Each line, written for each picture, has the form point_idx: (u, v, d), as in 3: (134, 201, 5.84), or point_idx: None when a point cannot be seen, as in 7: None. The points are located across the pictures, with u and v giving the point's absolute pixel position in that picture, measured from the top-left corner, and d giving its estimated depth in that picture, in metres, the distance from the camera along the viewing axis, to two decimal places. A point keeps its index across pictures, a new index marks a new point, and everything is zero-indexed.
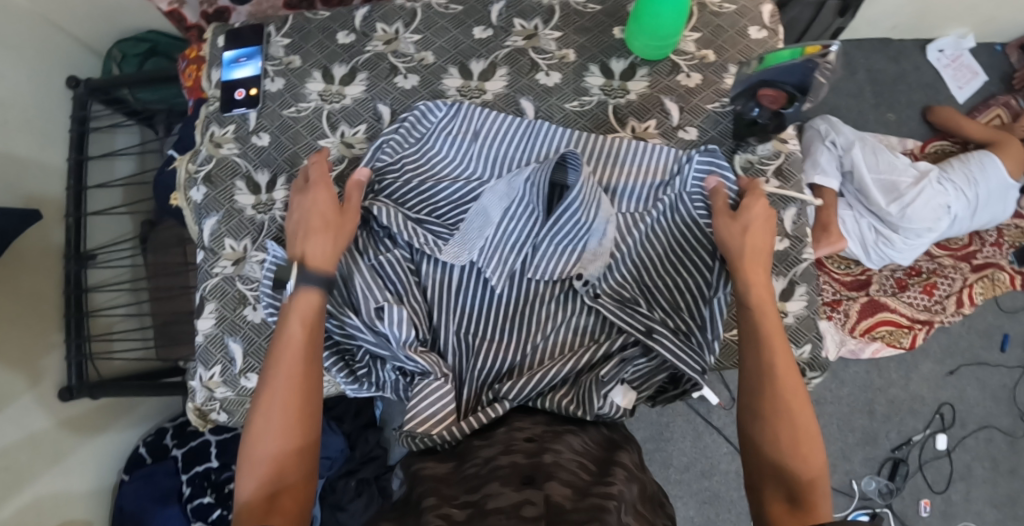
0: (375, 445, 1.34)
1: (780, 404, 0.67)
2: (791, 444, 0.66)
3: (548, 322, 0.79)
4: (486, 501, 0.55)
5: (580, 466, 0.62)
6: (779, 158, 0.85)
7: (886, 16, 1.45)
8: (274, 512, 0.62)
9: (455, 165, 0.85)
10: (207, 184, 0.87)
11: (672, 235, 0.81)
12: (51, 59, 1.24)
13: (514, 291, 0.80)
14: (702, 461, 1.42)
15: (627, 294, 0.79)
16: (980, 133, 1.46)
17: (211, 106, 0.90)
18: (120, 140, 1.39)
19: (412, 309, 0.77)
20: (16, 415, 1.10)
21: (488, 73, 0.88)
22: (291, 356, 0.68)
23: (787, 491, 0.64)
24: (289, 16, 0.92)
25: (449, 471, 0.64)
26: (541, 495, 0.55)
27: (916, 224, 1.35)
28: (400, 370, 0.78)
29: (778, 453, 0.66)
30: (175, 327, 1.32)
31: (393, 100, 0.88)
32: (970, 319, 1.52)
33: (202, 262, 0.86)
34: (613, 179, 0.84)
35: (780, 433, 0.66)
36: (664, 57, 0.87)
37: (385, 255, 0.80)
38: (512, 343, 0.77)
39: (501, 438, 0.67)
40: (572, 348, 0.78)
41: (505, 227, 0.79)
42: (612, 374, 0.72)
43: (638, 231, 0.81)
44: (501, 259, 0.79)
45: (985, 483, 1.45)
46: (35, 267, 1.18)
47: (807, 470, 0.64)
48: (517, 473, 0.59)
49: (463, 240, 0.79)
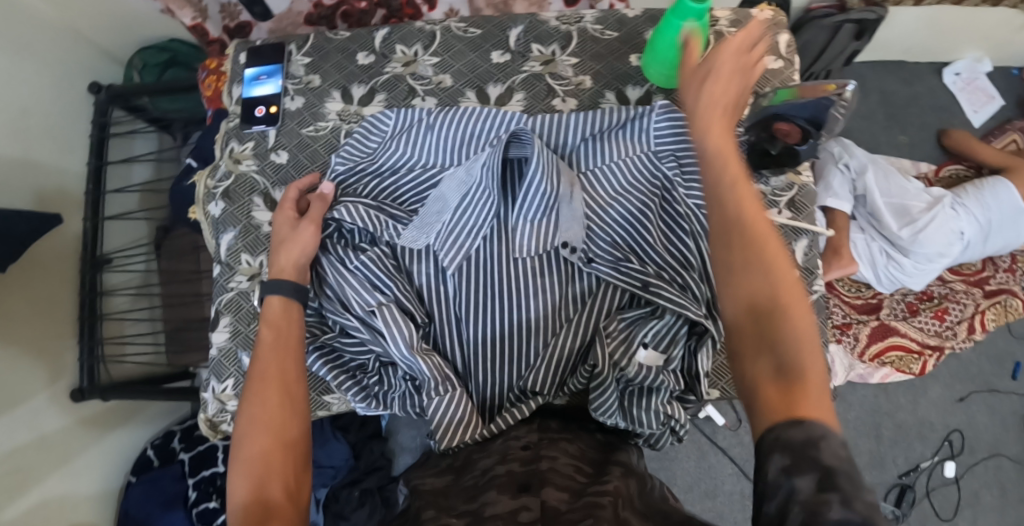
0: (379, 456, 1.35)
1: (756, 258, 0.57)
2: (770, 302, 0.55)
3: (546, 295, 0.79)
4: (483, 509, 0.58)
5: (576, 470, 0.65)
6: (792, 190, 0.85)
7: (901, 39, 1.45)
8: (271, 513, 0.58)
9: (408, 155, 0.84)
10: (226, 199, 0.89)
11: (645, 203, 0.79)
12: (73, 65, 1.26)
13: (493, 272, 0.80)
14: (706, 481, 1.41)
15: (618, 252, 0.78)
16: (995, 158, 1.44)
17: (232, 122, 0.92)
18: (137, 146, 1.41)
19: (402, 297, 0.78)
20: (29, 415, 1.12)
21: (505, 97, 0.89)
22: (272, 361, 0.70)
23: (776, 364, 0.53)
24: (309, 36, 0.93)
25: (444, 484, 0.68)
26: (537, 501, 0.57)
27: (928, 249, 1.33)
28: (409, 380, 0.79)
29: (758, 320, 0.55)
30: (186, 332, 1.36)
31: None
32: (982, 346, 1.51)
33: (218, 276, 0.88)
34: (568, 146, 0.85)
35: (761, 286, 0.56)
36: (674, 88, 0.87)
37: (367, 255, 0.80)
38: (517, 324, 0.79)
39: (498, 448, 0.72)
40: (574, 318, 0.79)
41: (463, 212, 0.78)
42: (621, 336, 0.74)
43: (605, 203, 0.80)
44: (461, 244, 0.78)
45: (994, 511, 1.43)
46: (51, 270, 1.19)
47: (803, 351, 0.53)
48: (513, 481, 0.62)
49: (422, 224, 0.79)
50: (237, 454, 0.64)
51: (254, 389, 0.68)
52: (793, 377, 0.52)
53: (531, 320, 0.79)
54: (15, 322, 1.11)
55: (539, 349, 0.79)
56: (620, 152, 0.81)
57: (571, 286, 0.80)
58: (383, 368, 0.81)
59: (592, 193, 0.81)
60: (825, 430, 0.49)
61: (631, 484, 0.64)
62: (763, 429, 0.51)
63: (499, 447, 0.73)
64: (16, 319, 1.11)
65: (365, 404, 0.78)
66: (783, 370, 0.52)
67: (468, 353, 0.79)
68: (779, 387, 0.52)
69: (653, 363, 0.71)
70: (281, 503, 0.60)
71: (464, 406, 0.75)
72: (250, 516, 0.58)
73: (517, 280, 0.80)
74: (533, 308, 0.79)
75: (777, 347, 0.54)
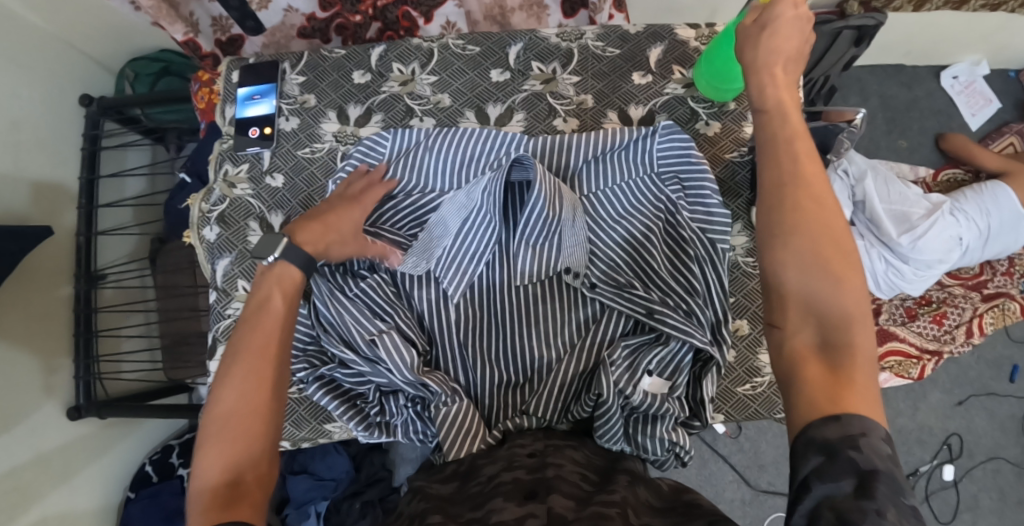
0: (380, 467, 1.31)
1: (798, 221, 0.57)
2: (819, 263, 0.56)
3: (549, 319, 0.80)
4: (489, 516, 0.57)
5: (582, 477, 0.65)
6: None
7: (899, 43, 1.44)
8: (239, 498, 0.58)
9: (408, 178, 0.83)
10: (221, 224, 0.88)
11: (648, 227, 0.78)
12: (64, 78, 1.24)
13: (495, 295, 0.81)
14: (707, 488, 1.42)
15: (621, 278, 0.78)
16: (994, 162, 1.44)
17: (225, 143, 0.90)
18: (131, 158, 1.39)
19: (402, 324, 0.78)
20: (29, 433, 1.11)
21: (505, 117, 0.88)
22: (265, 330, 0.68)
23: (820, 339, 0.54)
24: (304, 53, 0.92)
25: (453, 489, 0.66)
26: (543, 508, 0.56)
27: (927, 256, 1.33)
28: (413, 403, 0.78)
29: (803, 282, 0.56)
30: (184, 347, 1.32)
31: None
32: (980, 350, 1.51)
33: (214, 302, 0.86)
34: (570, 166, 0.83)
35: (805, 247, 0.56)
36: (729, 99, 0.85)
37: (366, 281, 0.79)
38: (522, 348, 0.79)
39: (503, 455, 0.70)
40: (577, 342, 0.79)
41: (464, 238, 0.78)
42: (626, 364, 0.73)
43: (606, 227, 0.80)
44: (464, 270, 0.78)
45: (992, 514, 1.44)
46: (46, 287, 1.17)
47: (852, 327, 0.54)
48: (519, 488, 0.61)
49: (422, 249, 0.79)
50: (205, 426, 0.63)
51: (235, 371, 0.65)
52: (841, 358, 0.53)
53: (533, 345, 0.79)
54: (7, 342, 1.09)
55: (545, 372, 0.79)
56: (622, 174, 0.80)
57: (575, 311, 0.80)
58: (385, 393, 0.80)
59: (594, 217, 0.81)
60: (864, 426, 0.48)
61: (638, 492, 0.63)
62: (800, 424, 0.51)
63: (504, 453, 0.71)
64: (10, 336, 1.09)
65: (368, 432, 0.78)
66: (827, 347, 0.54)
67: (472, 379, 0.79)
68: (827, 367, 0.53)
69: (658, 390, 0.72)
70: (252, 485, 0.60)
71: (470, 428, 0.73)
72: (213, 501, 0.58)
73: (523, 305, 0.81)
74: (536, 331, 0.80)
75: (829, 316, 0.55)
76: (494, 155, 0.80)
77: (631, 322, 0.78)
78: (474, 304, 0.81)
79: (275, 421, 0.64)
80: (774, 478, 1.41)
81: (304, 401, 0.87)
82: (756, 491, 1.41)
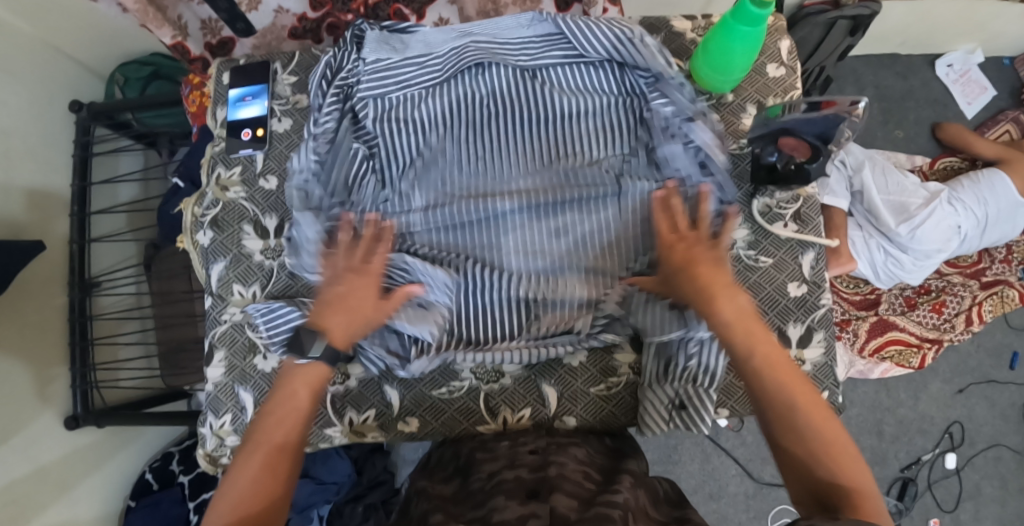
0: (381, 471, 1.36)
1: (788, 402, 0.65)
2: (820, 445, 0.62)
3: (540, 232, 0.81)
4: (491, 515, 0.61)
5: (585, 476, 0.69)
6: (797, 202, 0.84)
7: (893, 33, 1.44)
8: None
9: (398, 99, 0.87)
10: (215, 227, 0.87)
11: (623, 137, 0.85)
12: (53, 83, 1.22)
13: (473, 216, 0.82)
14: (710, 483, 1.42)
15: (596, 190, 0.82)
16: (991, 151, 1.43)
17: (218, 146, 0.90)
18: (123, 163, 1.38)
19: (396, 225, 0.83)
20: (18, 448, 1.07)
21: (497, 114, 0.86)
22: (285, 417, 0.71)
23: (823, 496, 0.60)
24: (295, 53, 0.92)
25: (453, 491, 0.72)
26: (546, 508, 0.59)
27: (925, 246, 1.34)
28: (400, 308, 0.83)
29: (810, 456, 0.62)
30: (181, 354, 1.32)
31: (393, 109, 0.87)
32: (979, 338, 1.51)
33: (211, 307, 0.86)
34: (550, 87, 0.87)
35: (809, 431, 0.63)
36: (726, 91, 0.85)
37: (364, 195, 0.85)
38: (516, 262, 0.82)
39: (506, 453, 0.77)
40: (560, 253, 0.82)
41: (457, 158, 0.85)
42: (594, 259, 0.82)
43: (577, 146, 0.85)
44: (449, 190, 0.84)
45: (994, 503, 1.44)
46: (38, 297, 1.15)
47: (846, 476, 0.61)
48: (522, 487, 0.65)
49: (406, 165, 0.86)
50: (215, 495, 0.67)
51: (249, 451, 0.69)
52: (843, 506, 0.59)
53: (516, 267, 0.82)
54: (7, 350, 1.07)
55: (530, 292, 0.82)
56: (591, 83, 0.87)
57: (561, 225, 0.81)
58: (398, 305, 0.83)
59: (567, 138, 0.85)
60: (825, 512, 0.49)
61: (640, 495, 0.67)
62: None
63: (505, 451, 0.78)
64: (13, 347, 1.09)
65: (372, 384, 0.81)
66: (825, 502, 0.60)
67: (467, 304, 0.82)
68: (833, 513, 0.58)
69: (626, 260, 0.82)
70: None
71: (464, 326, 0.83)
72: None
73: (512, 223, 0.82)
74: (526, 246, 0.82)
75: (832, 479, 0.61)
76: (482, 87, 0.87)
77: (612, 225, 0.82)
78: (463, 222, 0.82)
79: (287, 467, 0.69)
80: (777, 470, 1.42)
81: None
82: (760, 484, 1.41)
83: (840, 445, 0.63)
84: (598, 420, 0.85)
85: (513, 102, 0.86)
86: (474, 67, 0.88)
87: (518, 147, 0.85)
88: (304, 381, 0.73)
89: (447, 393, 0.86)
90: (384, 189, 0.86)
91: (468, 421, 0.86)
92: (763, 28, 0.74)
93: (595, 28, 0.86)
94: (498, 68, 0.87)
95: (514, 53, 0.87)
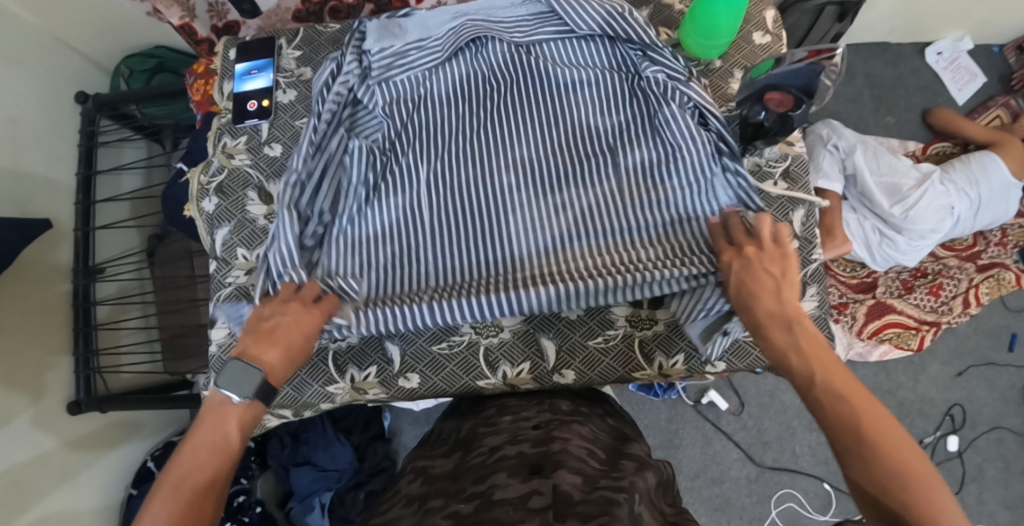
0: (383, 457, 1.36)
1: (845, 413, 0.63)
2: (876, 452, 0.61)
3: (549, 205, 0.86)
4: (493, 492, 0.62)
5: (590, 453, 0.70)
6: (785, 161, 0.88)
7: (882, 22, 1.47)
8: None
9: (405, 85, 0.90)
10: (219, 194, 0.91)
11: (624, 111, 0.88)
12: (59, 74, 1.25)
13: (485, 195, 0.87)
14: (712, 467, 1.42)
15: (599, 164, 0.87)
16: (980, 134, 1.46)
17: (224, 118, 0.94)
18: (127, 154, 1.41)
19: (411, 203, 0.87)
20: (20, 435, 1.08)
21: (502, 95, 0.91)
22: (208, 436, 0.70)
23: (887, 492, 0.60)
24: (299, 30, 0.98)
25: (453, 467, 0.74)
26: (549, 485, 0.61)
27: (920, 226, 1.35)
28: (415, 285, 0.85)
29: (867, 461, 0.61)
30: (185, 339, 1.34)
31: (402, 95, 0.90)
32: (976, 320, 1.52)
33: (215, 271, 0.89)
34: (549, 66, 0.91)
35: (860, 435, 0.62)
36: (714, 57, 0.90)
37: (376, 176, 0.87)
38: (527, 237, 0.86)
39: (508, 428, 0.78)
40: (571, 229, 0.85)
41: (467, 140, 0.89)
42: (604, 233, 0.85)
43: (579, 122, 0.89)
44: (460, 169, 0.88)
45: (997, 485, 1.44)
46: (42, 282, 1.17)
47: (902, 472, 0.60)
48: (523, 464, 0.67)
49: (417, 148, 0.89)
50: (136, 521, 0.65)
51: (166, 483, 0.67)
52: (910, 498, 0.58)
53: (527, 243, 0.85)
54: (7, 334, 1.09)
55: (545, 267, 0.84)
56: (588, 60, 0.91)
57: (573, 197, 0.86)
58: (419, 283, 0.85)
59: (570, 115, 0.89)
60: None
61: (647, 478, 0.68)
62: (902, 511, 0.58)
63: (509, 426, 0.79)
64: (16, 335, 1.10)
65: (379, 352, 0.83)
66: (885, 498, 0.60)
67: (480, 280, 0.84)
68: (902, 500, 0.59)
69: (637, 229, 0.85)
70: None
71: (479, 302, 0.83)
72: None
73: (523, 199, 0.87)
74: (539, 219, 0.86)
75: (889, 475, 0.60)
76: (485, 71, 0.92)
77: (624, 198, 0.85)
78: (474, 203, 0.87)
79: (231, 463, 0.70)
80: (779, 455, 1.42)
81: (307, 365, 0.88)
82: (762, 468, 1.41)
83: (892, 439, 0.61)
84: (597, 373, 0.87)
85: (518, 85, 0.91)
86: (473, 48, 0.93)
87: (527, 125, 0.89)
88: (226, 413, 0.72)
89: (447, 348, 0.88)
90: (396, 171, 0.88)
91: (468, 376, 0.88)
92: None
93: (585, 6, 0.89)
94: (497, 50, 0.92)
95: (510, 31, 0.91)
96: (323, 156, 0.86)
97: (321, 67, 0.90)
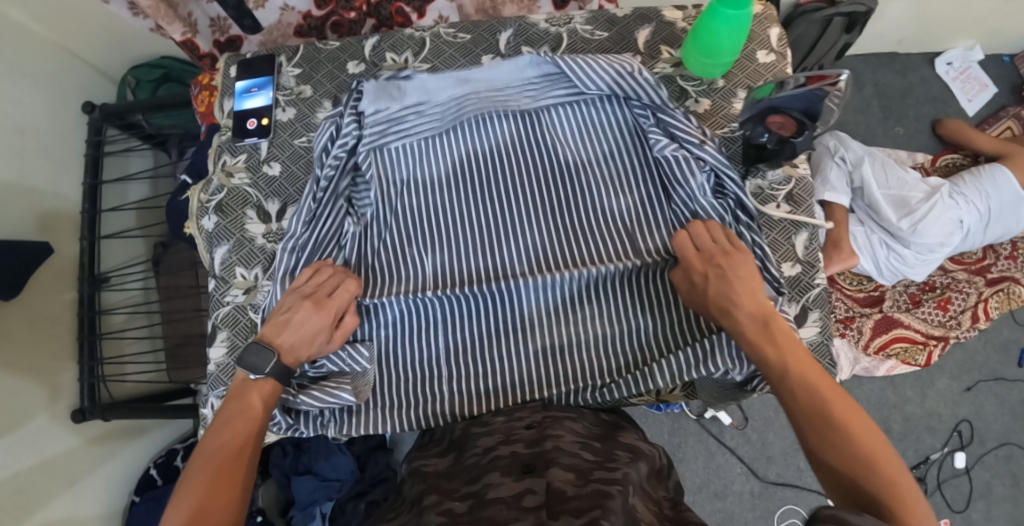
0: (384, 468, 1.34)
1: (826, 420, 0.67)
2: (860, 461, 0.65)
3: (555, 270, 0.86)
4: (487, 491, 0.63)
5: (583, 446, 0.70)
6: (789, 183, 0.88)
7: (892, 31, 1.45)
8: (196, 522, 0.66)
9: (408, 147, 0.91)
10: (218, 212, 0.91)
11: (628, 175, 0.89)
12: (67, 84, 1.26)
13: (491, 259, 0.87)
14: (715, 481, 1.41)
15: (605, 228, 0.87)
16: (991, 146, 1.43)
17: (225, 136, 0.95)
18: (133, 163, 1.41)
19: (417, 266, 0.88)
20: (30, 437, 1.09)
21: (507, 155, 0.91)
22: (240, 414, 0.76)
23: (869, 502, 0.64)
24: (300, 47, 0.98)
25: (448, 465, 0.73)
26: (542, 484, 0.62)
27: (927, 239, 1.33)
28: (426, 347, 0.87)
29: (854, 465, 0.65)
30: (186, 349, 1.36)
31: (407, 157, 0.91)
32: (986, 334, 1.50)
33: (213, 290, 0.89)
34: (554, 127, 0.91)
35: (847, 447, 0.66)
36: (717, 76, 0.89)
37: (381, 241, 0.89)
38: (532, 303, 0.86)
39: (501, 427, 0.76)
40: (575, 295, 0.86)
41: (471, 203, 0.90)
42: (608, 299, 0.86)
43: (584, 185, 0.89)
44: (466, 233, 0.89)
45: (1006, 502, 1.42)
46: (51, 289, 1.18)
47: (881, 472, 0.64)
48: (517, 463, 0.67)
49: (422, 211, 0.90)
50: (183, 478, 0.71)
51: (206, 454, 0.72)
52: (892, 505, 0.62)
53: (532, 308, 0.86)
54: (13, 342, 1.09)
55: (548, 332, 0.86)
56: (592, 121, 0.91)
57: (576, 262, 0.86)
58: (421, 343, 0.87)
59: (575, 177, 0.90)
60: None
61: (639, 468, 0.68)
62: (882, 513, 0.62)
63: (502, 425, 0.77)
64: (23, 339, 1.11)
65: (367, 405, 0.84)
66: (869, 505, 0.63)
67: (484, 343, 0.86)
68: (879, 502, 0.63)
69: (641, 293, 0.85)
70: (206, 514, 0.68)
71: (483, 365, 0.86)
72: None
73: (527, 263, 0.87)
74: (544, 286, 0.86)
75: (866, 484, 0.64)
76: (488, 131, 0.92)
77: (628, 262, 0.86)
78: (480, 267, 0.87)
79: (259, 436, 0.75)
80: (782, 469, 1.41)
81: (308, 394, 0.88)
82: (765, 483, 1.40)
83: (856, 418, 0.67)
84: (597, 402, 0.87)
85: (522, 146, 0.91)
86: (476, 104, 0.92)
87: (531, 186, 0.90)
88: (261, 394, 0.77)
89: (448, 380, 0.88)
90: (399, 233, 0.89)
91: None
92: (749, 11, 0.79)
93: (594, 65, 0.86)
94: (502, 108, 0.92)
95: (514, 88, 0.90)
96: (322, 216, 0.86)
97: (320, 126, 0.87)
